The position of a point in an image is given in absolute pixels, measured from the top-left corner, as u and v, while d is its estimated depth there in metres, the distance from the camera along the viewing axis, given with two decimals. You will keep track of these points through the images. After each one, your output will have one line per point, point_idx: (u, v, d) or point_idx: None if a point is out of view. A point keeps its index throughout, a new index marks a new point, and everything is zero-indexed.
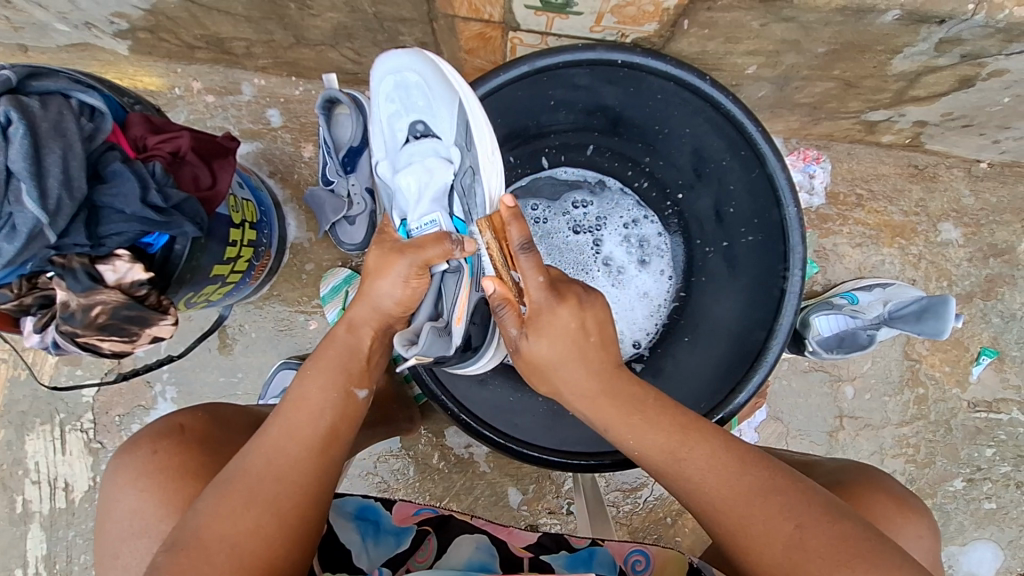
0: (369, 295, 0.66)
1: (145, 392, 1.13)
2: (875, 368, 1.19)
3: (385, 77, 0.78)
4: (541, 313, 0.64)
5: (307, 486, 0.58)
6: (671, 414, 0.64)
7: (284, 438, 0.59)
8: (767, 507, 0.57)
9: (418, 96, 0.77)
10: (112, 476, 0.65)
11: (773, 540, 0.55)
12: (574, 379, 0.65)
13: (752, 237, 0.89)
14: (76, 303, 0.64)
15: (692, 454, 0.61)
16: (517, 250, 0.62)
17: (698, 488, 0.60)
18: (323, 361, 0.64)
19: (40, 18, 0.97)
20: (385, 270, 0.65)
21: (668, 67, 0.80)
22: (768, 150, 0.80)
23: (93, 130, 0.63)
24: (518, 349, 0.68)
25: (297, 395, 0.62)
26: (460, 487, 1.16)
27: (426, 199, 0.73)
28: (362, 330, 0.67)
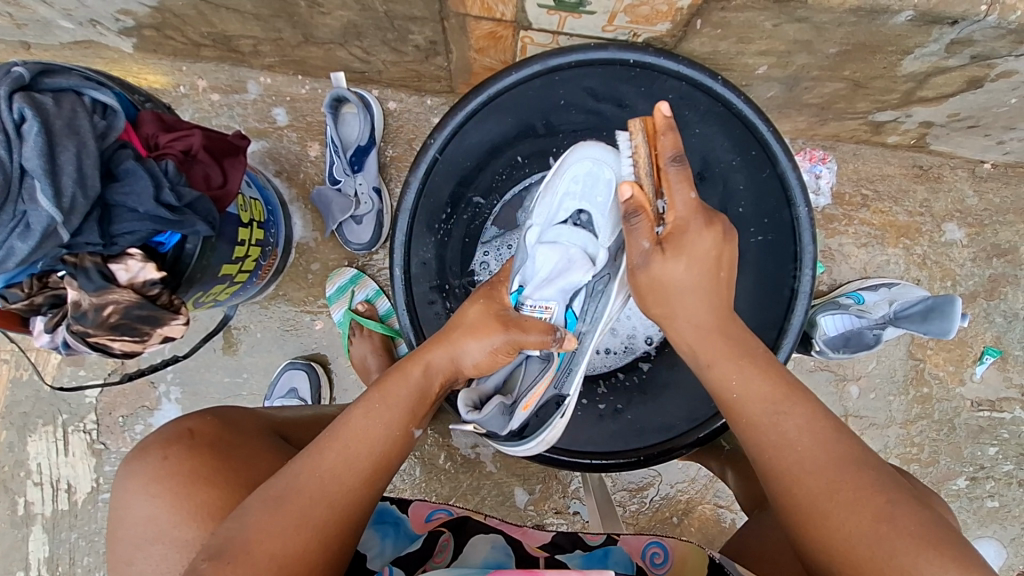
0: (452, 346, 0.69)
1: (149, 392, 1.12)
2: (880, 367, 1.20)
3: (582, 160, 0.71)
4: (687, 229, 0.64)
5: (353, 516, 0.59)
6: (778, 371, 0.64)
7: (342, 464, 0.59)
8: (857, 481, 0.56)
9: (602, 189, 0.71)
10: (123, 482, 0.64)
11: (861, 510, 0.54)
12: (693, 313, 0.66)
13: (762, 237, 0.89)
14: (88, 303, 0.64)
15: (791, 412, 0.61)
16: (668, 163, 0.63)
17: (785, 446, 0.60)
18: (393, 396, 0.65)
19: (44, 15, 0.95)
20: (481, 333, 0.68)
21: (680, 67, 0.81)
22: (779, 149, 0.81)
23: (106, 128, 0.62)
24: (640, 266, 0.66)
25: (361, 424, 0.62)
26: (467, 488, 1.15)
27: None
28: (432, 375, 0.69)
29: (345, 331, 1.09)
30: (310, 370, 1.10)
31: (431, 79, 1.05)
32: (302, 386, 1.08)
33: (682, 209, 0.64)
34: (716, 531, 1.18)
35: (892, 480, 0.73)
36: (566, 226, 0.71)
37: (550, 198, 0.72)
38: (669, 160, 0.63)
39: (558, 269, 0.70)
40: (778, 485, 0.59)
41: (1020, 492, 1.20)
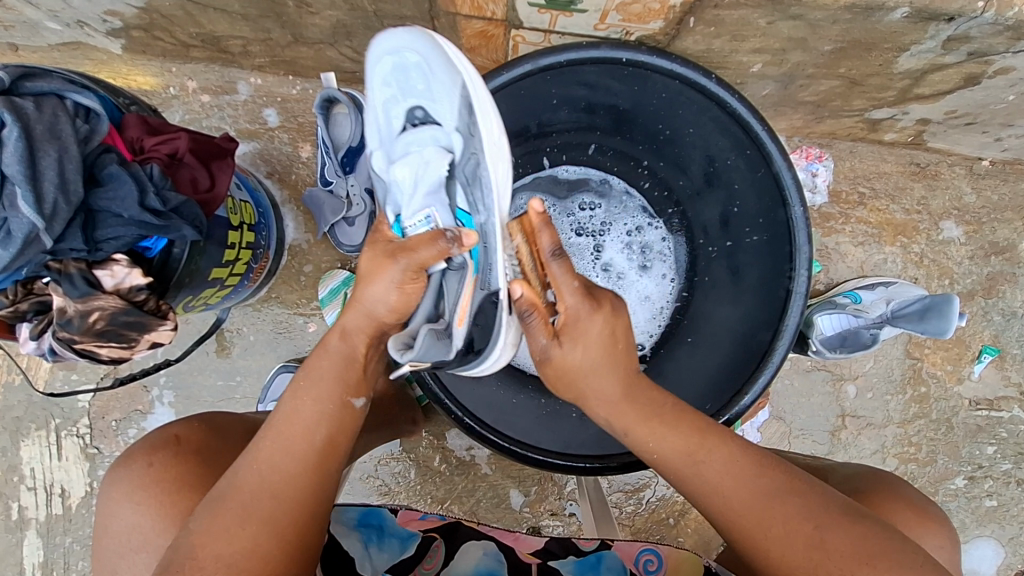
0: (360, 299, 0.62)
1: (142, 396, 1.12)
2: (877, 366, 1.19)
3: (381, 56, 0.65)
4: (576, 320, 0.60)
5: (301, 501, 0.57)
6: (684, 418, 0.64)
7: (279, 452, 0.58)
8: (791, 508, 0.59)
9: (417, 78, 0.66)
10: (108, 490, 0.64)
11: (795, 540, 0.57)
12: (601, 390, 0.63)
13: (757, 236, 0.89)
14: (73, 309, 0.63)
15: (710, 457, 0.62)
16: (548, 259, 0.59)
17: (717, 491, 0.61)
18: (318, 369, 0.61)
19: (31, 16, 0.94)
20: (376, 275, 0.61)
21: (673, 65, 0.78)
22: (773, 149, 0.79)
23: (89, 132, 0.61)
24: (544, 358, 0.63)
25: (292, 408, 0.60)
26: (462, 490, 1.15)
27: (420, 193, 0.67)
28: (355, 336, 0.63)
29: None
30: None
31: None
32: None
33: (574, 315, 0.60)
34: (713, 532, 1.18)
35: (857, 479, 0.73)
36: (404, 132, 0.70)
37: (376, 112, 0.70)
38: (549, 256, 0.59)
39: (418, 173, 0.68)
40: (722, 526, 0.62)
41: (1019, 491, 1.19)
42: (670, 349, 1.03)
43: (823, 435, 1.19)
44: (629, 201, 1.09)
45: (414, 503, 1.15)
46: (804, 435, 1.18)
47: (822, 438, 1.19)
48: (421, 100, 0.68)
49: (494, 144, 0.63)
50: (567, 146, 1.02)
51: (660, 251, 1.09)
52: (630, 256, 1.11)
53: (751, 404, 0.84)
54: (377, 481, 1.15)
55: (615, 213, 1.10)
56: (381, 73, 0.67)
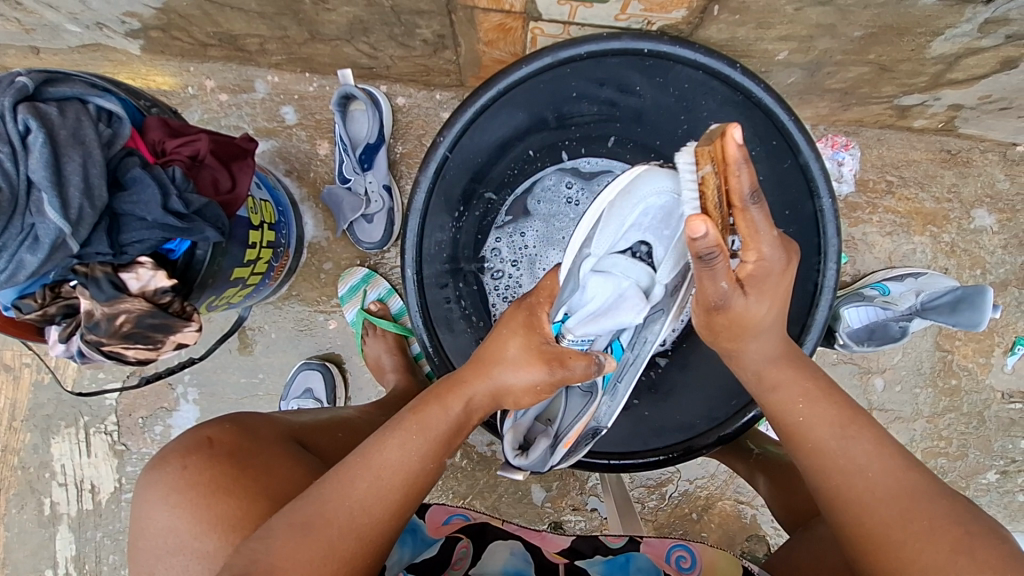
0: (493, 377, 0.65)
1: (167, 394, 1.13)
2: (906, 359, 1.16)
3: (646, 196, 0.61)
4: (770, 269, 0.56)
5: (378, 550, 0.58)
6: (845, 397, 0.64)
7: (376, 499, 0.58)
8: (934, 510, 0.56)
9: (662, 220, 0.62)
10: (143, 494, 0.65)
11: (936, 544, 0.53)
12: (764, 351, 0.63)
13: (784, 229, 0.87)
14: (100, 312, 0.63)
15: (859, 436, 0.61)
16: (746, 202, 0.49)
17: (858, 471, 0.59)
18: (433, 428, 0.62)
19: (51, 19, 0.95)
20: (523, 365, 0.63)
21: (698, 56, 0.79)
22: (801, 141, 0.79)
23: (112, 135, 0.62)
24: (719, 306, 0.57)
25: (399, 456, 0.60)
26: (483, 485, 1.15)
27: (603, 320, 0.63)
28: (474, 409, 0.66)
29: (358, 331, 1.10)
30: (325, 371, 1.09)
31: (440, 73, 1.03)
32: (318, 387, 1.08)
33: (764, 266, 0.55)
34: (737, 527, 1.17)
35: None
36: (624, 256, 0.64)
37: (616, 224, 0.62)
38: (747, 197, 0.49)
39: (611, 299, 0.63)
40: (849, 519, 0.59)
41: None
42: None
43: None
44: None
45: (436, 499, 1.15)
46: None
47: None
48: (654, 237, 0.62)
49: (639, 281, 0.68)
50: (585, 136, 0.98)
51: None
52: None
53: None
54: None
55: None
56: (641, 208, 0.62)
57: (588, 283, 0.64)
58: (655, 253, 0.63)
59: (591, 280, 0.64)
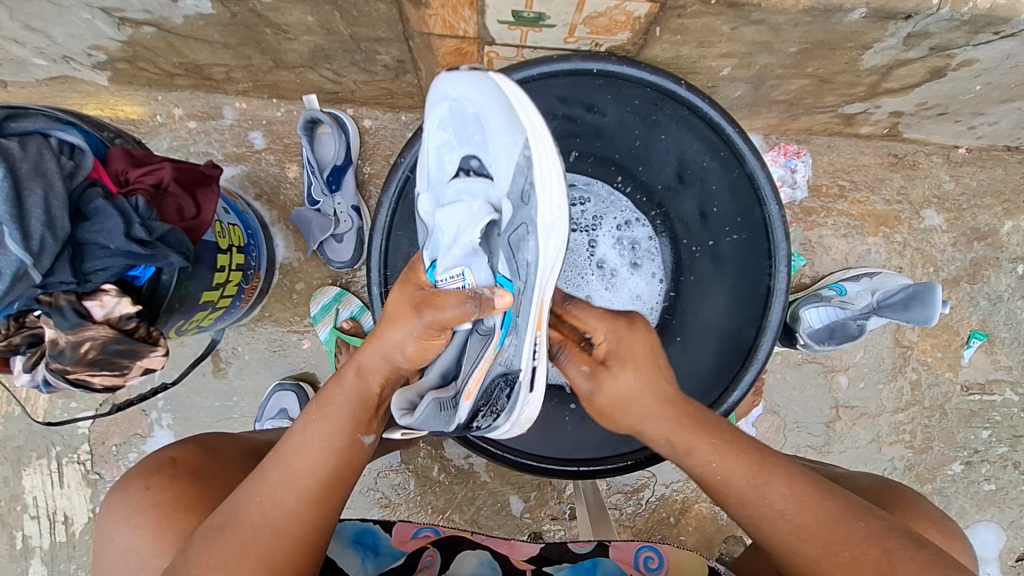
0: (379, 342, 0.68)
1: (141, 420, 1.13)
2: (868, 357, 1.20)
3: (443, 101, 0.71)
4: (620, 343, 0.69)
5: (304, 534, 0.62)
6: (734, 437, 0.66)
7: (284, 486, 0.63)
8: (856, 536, 0.58)
9: (474, 128, 0.70)
10: (105, 515, 0.65)
11: (863, 568, 0.56)
12: (651, 414, 0.68)
13: (737, 235, 0.92)
14: (65, 340, 0.64)
15: (772, 480, 0.63)
16: (566, 304, 0.71)
17: (779, 518, 0.61)
18: (332, 405, 0.67)
19: (17, 54, 0.97)
20: (400, 324, 0.67)
21: (645, 74, 0.83)
22: (745, 151, 0.83)
23: (74, 168, 0.63)
24: (590, 393, 0.69)
25: (299, 441, 0.65)
26: (462, 498, 1.16)
27: (458, 246, 0.68)
28: (370, 376, 0.69)
29: (331, 349, 1.11)
30: (299, 391, 1.10)
31: (404, 95, 1.06)
32: (293, 407, 1.09)
33: (610, 347, 0.69)
34: (713, 529, 1.19)
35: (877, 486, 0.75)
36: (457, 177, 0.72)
37: (435, 149, 0.73)
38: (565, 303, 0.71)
39: (460, 227, 0.68)
40: (794, 562, 0.60)
41: (1016, 474, 1.20)
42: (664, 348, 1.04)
43: (818, 427, 1.20)
44: (618, 199, 1.09)
45: (415, 514, 1.16)
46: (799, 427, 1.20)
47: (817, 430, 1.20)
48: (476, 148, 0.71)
49: (553, 211, 0.68)
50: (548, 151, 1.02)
51: (650, 249, 1.10)
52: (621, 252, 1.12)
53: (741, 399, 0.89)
54: (377, 494, 1.15)
55: (606, 211, 1.10)
56: (440, 122, 0.72)
57: (452, 213, 0.69)
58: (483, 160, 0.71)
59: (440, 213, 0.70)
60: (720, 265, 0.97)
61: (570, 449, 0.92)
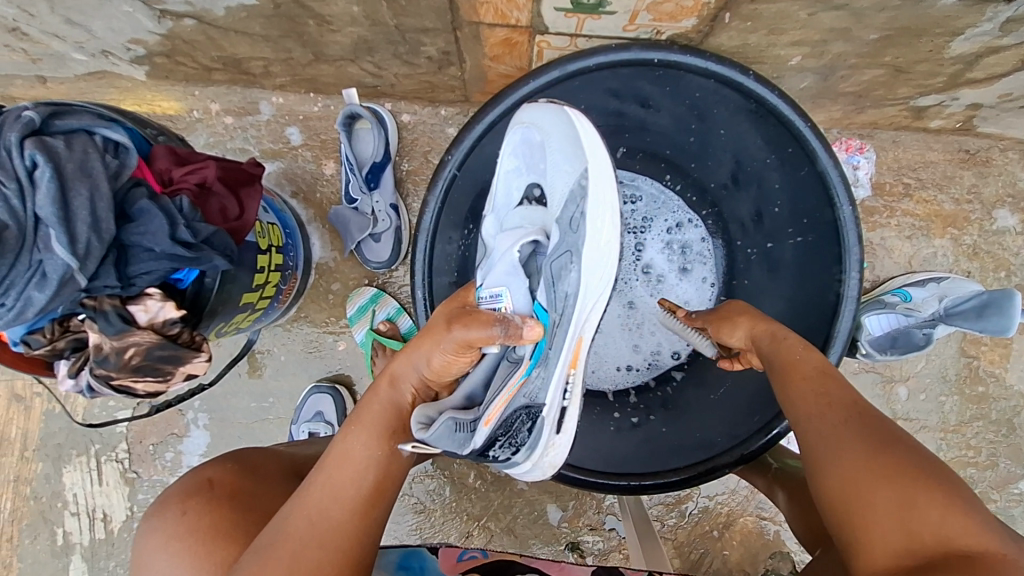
0: (409, 352, 0.65)
1: (177, 420, 1.12)
2: (930, 367, 1.13)
3: (517, 129, 0.72)
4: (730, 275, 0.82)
5: (352, 548, 0.58)
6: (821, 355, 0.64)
7: (329, 498, 0.59)
8: (877, 441, 0.55)
9: (538, 158, 0.72)
10: (144, 541, 0.65)
11: (862, 461, 0.54)
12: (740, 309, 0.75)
13: (802, 237, 0.87)
14: (110, 346, 0.62)
15: (835, 389, 0.61)
16: None
17: (817, 401, 0.60)
18: (368, 415, 0.65)
19: (58, 48, 0.96)
20: (428, 338, 0.64)
21: (709, 65, 0.78)
22: (818, 148, 0.77)
23: (118, 166, 0.61)
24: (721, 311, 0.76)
25: (340, 452, 0.62)
26: (499, 506, 1.13)
27: (502, 268, 0.66)
28: (403, 385, 0.66)
29: (368, 352, 1.08)
30: (335, 395, 1.07)
31: (446, 89, 1.02)
32: (328, 410, 1.06)
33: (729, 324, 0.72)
34: (760, 544, 1.13)
35: None
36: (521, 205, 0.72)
37: (504, 178, 0.74)
38: None
39: (507, 249, 0.67)
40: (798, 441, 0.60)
41: None
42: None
43: None
44: (669, 199, 1.04)
45: (450, 521, 1.13)
46: None
47: None
48: (540, 178, 0.72)
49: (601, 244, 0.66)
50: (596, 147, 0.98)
51: (701, 252, 1.05)
52: (671, 257, 1.07)
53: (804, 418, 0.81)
54: (412, 500, 1.13)
55: (655, 212, 1.06)
56: (511, 153, 0.73)
57: (507, 239, 0.69)
58: (545, 191, 0.71)
59: (499, 239, 0.70)
60: (776, 270, 0.93)
61: (617, 462, 0.88)
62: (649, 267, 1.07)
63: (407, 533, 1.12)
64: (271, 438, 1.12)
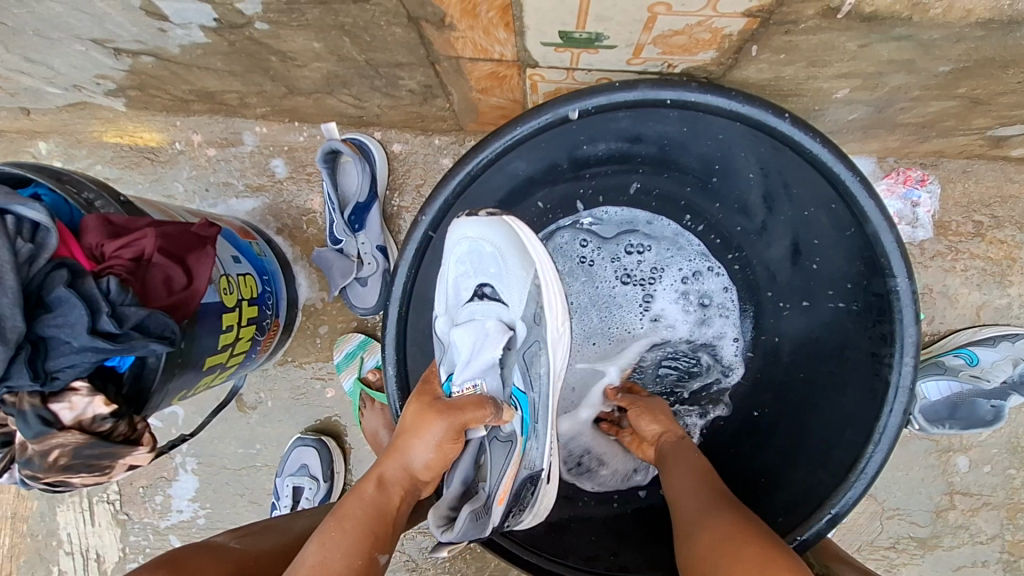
0: (400, 449, 0.62)
1: (166, 463, 1.08)
2: (997, 436, 0.97)
3: (461, 240, 0.68)
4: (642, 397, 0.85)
5: None
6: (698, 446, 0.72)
7: None
8: (734, 520, 0.58)
9: (490, 263, 0.69)
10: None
11: (725, 527, 0.57)
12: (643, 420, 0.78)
13: (845, 303, 0.73)
14: (32, 448, 0.56)
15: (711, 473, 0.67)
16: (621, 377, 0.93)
17: (691, 488, 0.65)
18: (351, 520, 0.57)
19: (29, 83, 0.90)
20: (420, 429, 0.61)
21: (735, 105, 0.64)
22: (869, 207, 0.63)
23: (34, 250, 0.54)
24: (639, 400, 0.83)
25: (316, 560, 0.55)
26: (495, 568, 1.05)
27: (477, 362, 0.66)
28: (390, 488, 0.61)
29: (356, 402, 1.02)
30: (321, 447, 1.02)
31: (436, 119, 0.92)
32: (313, 463, 1.00)
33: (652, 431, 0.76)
34: None
35: None
36: (474, 303, 0.70)
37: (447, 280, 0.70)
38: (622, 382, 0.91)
39: (474, 347, 0.66)
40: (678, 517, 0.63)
41: None
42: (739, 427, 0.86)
43: (925, 516, 0.99)
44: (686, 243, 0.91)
45: None
46: (900, 515, 0.99)
47: (923, 520, 0.99)
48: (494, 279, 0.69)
49: (559, 332, 0.69)
50: (603, 187, 0.85)
51: (723, 304, 0.91)
52: (686, 307, 0.93)
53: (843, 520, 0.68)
54: (403, 556, 1.06)
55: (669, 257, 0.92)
56: (457, 253, 0.69)
57: (465, 336, 0.67)
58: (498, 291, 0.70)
59: (455, 333, 0.67)
60: (809, 337, 0.79)
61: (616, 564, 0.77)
62: (661, 318, 0.94)
63: None
64: (259, 485, 1.07)
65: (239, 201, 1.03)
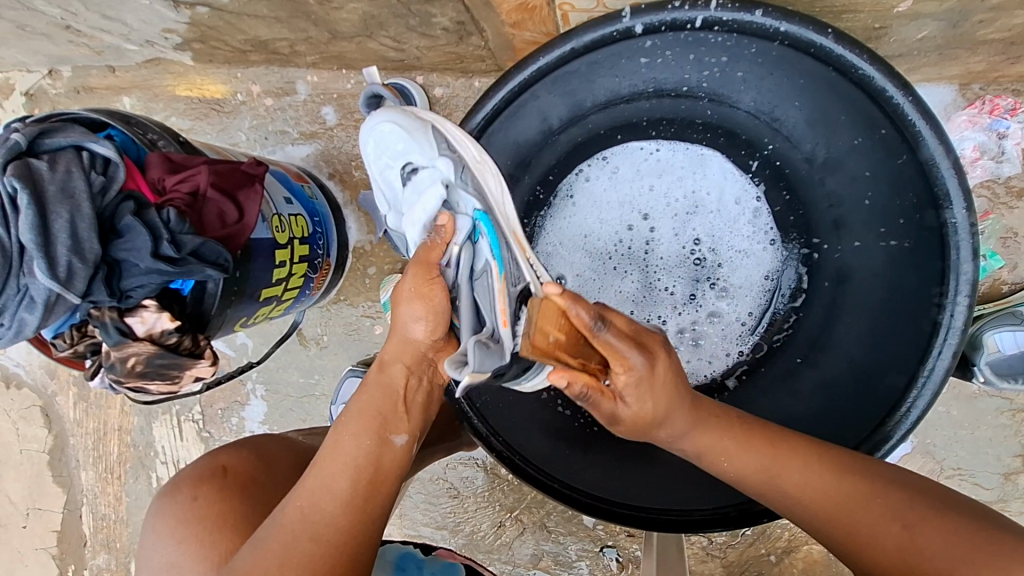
0: (398, 327, 0.58)
1: (240, 389, 1.21)
2: None
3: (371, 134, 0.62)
4: (653, 382, 0.53)
5: (344, 542, 0.55)
6: (758, 432, 0.59)
7: (320, 492, 0.56)
8: (897, 495, 0.56)
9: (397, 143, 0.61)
10: (153, 521, 0.65)
11: (885, 523, 0.55)
12: (677, 426, 0.57)
13: (898, 241, 0.67)
14: (114, 355, 0.66)
15: (785, 470, 0.57)
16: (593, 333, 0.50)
17: (794, 497, 0.58)
18: (357, 408, 0.58)
19: (111, 41, 0.99)
20: (411, 302, 0.56)
21: (773, 23, 0.60)
22: (924, 130, 0.58)
23: (105, 182, 0.61)
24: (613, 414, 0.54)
25: (333, 442, 0.58)
26: (531, 501, 1.11)
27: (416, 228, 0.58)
28: (392, 371, 0.59)
29: None
30: None
31: (475, 59, 0.91)
32: None
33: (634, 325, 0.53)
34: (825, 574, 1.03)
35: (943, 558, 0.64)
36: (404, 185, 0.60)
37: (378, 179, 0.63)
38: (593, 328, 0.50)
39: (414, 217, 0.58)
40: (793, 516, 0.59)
41: None
42: (785, 378, 0.77)
43: (990, 478, 0.92)
44: (740, 199, 0.80)
45: (482, 508, 1.13)
46: (962, 475, 0.92)
47: (989, 482, 0.92)
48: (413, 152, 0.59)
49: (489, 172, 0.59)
50: (621, 121, 0.77)
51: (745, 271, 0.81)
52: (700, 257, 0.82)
53: (905, 436, 0.64)
54: (447, 483, 1.14)
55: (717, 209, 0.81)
56: (368, 152, 0.63)
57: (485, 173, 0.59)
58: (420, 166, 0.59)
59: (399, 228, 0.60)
60: (847, 283, 0.73)
61: (642, 494, 0.76)
62: (681, 261, 0.82)
63: (443, 516, 1.14)
64: (319, 412, 1.18)
65: (294, 148, 1.09)
